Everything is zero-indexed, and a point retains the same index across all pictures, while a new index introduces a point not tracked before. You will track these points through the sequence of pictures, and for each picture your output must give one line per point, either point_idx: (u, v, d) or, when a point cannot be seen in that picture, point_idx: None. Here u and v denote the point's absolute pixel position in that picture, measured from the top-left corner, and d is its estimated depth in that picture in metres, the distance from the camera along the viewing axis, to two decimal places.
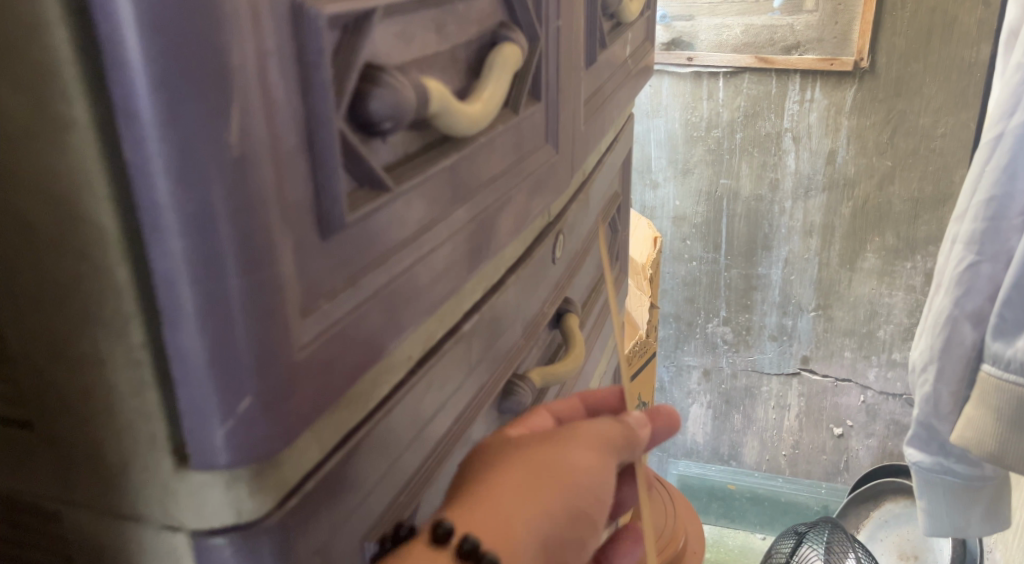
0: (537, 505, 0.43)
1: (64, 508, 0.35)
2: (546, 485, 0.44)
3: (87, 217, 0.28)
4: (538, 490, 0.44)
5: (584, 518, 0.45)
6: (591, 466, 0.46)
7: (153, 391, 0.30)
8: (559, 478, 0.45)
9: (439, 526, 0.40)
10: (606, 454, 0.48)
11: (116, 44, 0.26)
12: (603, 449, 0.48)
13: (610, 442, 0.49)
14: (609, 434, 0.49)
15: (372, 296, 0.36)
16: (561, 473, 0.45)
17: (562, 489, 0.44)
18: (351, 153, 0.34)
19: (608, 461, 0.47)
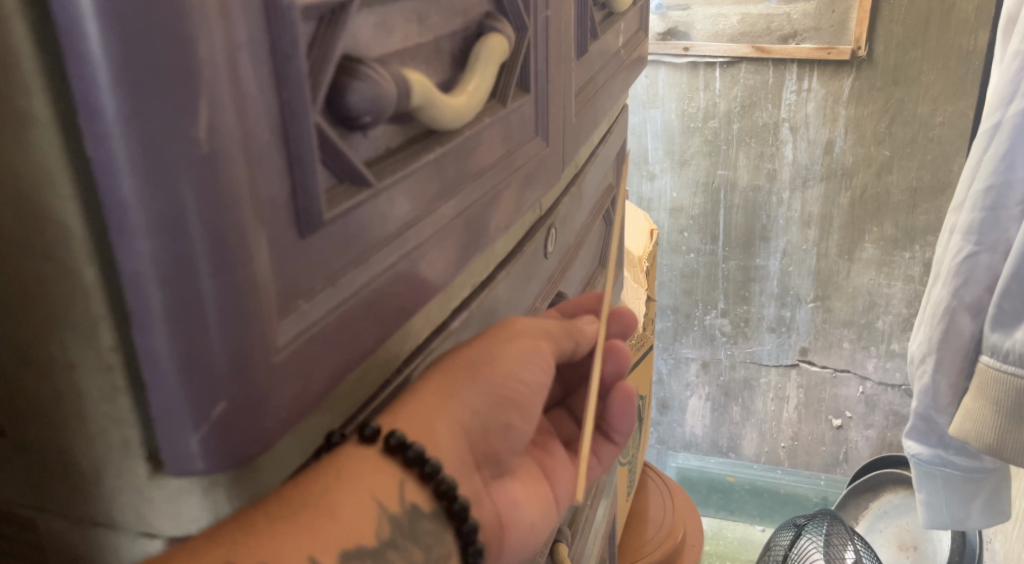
0: (465, 394, 0.44)
1: (40, 515, 0.34)
2: (477, 375, 0.44)
3: (51, 217, 0.27)
4: (468, 378, 0.44)
5: (510, 404, 0.46)
6: (523, 360, 0.47)
7: (125, 397, 0.29)
8: (493, 370, 0.45)
9: (367, 426, 0.38)
10: (541, 349, 0.48)
11: (76, 38, 0.25)
12: (538, 345, 0.48)
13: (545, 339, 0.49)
14: (544, 329, 0.50)
15: (353, 294, 0.35)
16: (493, 366, 0.45)
17: (491, 380, 0.45)
18: (328, 149, 0.33)
19: (541, 355, 0.48)
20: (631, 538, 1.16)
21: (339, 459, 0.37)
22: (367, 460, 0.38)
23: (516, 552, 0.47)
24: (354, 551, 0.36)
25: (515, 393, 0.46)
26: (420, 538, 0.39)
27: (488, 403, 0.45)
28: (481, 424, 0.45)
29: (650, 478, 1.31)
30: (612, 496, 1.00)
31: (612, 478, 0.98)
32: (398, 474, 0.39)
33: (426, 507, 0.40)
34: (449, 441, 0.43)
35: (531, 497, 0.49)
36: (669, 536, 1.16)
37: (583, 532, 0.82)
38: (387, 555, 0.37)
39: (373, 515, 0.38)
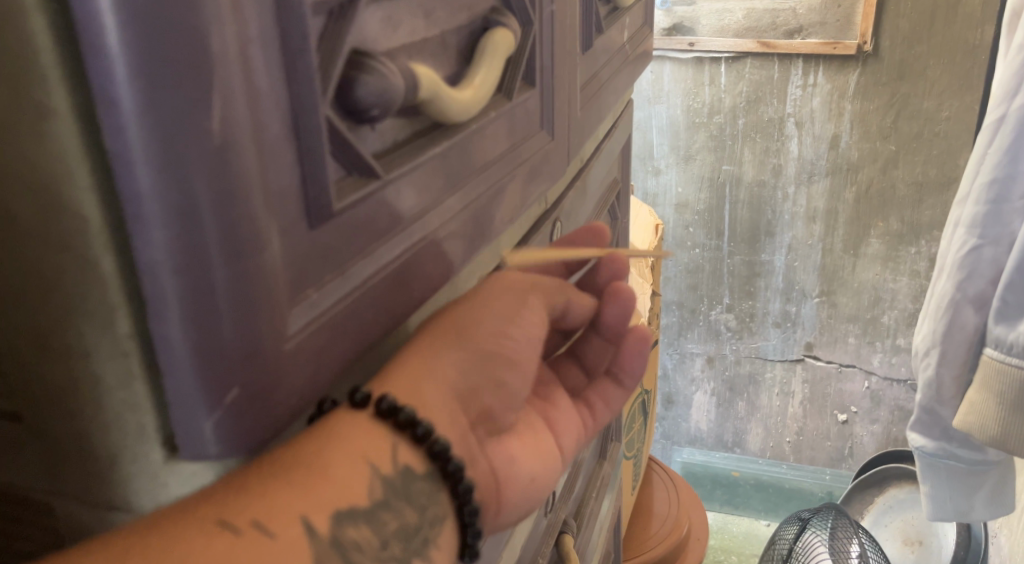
0: (448, 356, 0.44)
1: (56, 501, 0.35)
2: (463, 336, 0.45)
3: (69, 206, 0.28)
4: (450, 343, 0.44)
5: (495, 360, 0.47)
6: (502, 318, 0.47)
7: (142, 383, 0.30)
8: (479, 329, 0.46)
9: (357, 393, 0.39)
10: (525, 305, 0.49)
11: (94, 32, 0.26)
12: (520, 300, 0.49)
13: (530, 293, 0.50)
14: (526, 281, 0.50)
15: (361, 283, 0.35)
16: (479, 324, 0.46)
17: (477, 339, 0.45)
18: (338, 142, 0.33)
19: (527, 310, 0.49)
20: (636, 532, 1.16)
21: (328, 424, 0.38)
22: (359, 423, 0.39)
23: (516, 506, 0.48)
24: (348, 511, 0.36)
25: (502, 348, 0.47)
26: (414, 498, 0.40)
27: (476, 361, 0.46)
28: (472, 381, 0.45)
29: (654, 472, 1.31)
30: (616, 490, 1.00)
31: (617, 472, 0.98)
32: (390, 437, 0.40)
33: (419, 468, 0.41)
34: (441, 403, 0.43)
35: (527, 453, 0.50)
36: (673, 531, 1.16)
37: (588, 524, 0.82)
38: (381, 516, 0.38)
39: (365, 477, 0.38)
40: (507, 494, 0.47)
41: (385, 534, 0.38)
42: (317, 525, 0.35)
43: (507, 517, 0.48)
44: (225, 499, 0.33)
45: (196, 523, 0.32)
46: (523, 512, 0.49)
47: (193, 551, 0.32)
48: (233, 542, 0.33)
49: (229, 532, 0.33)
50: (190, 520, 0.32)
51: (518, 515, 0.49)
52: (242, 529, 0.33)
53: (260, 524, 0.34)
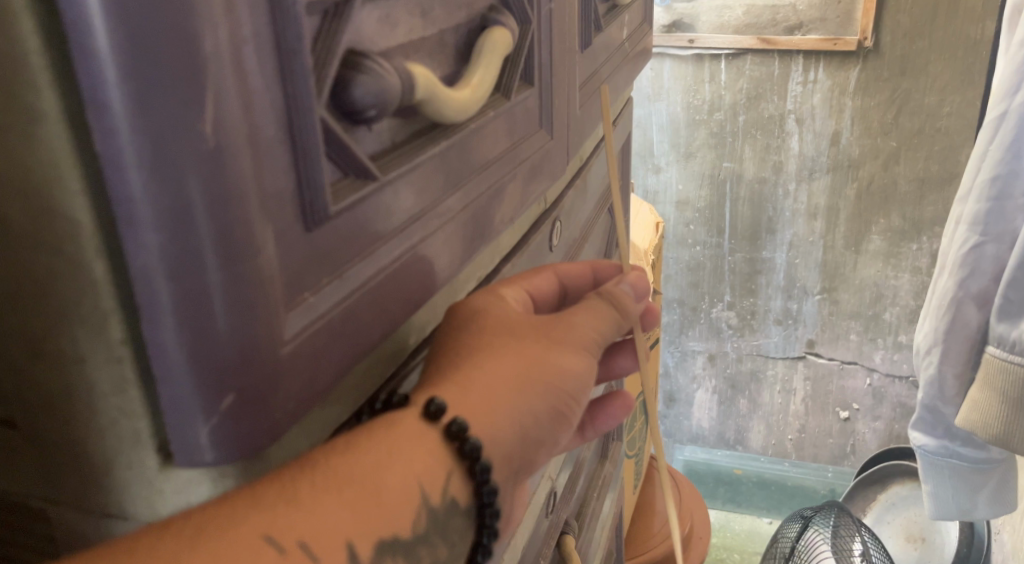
0: (526, 397, 0.42)
1: (51, 507, 0.35)
2: (543, 377, 0.42)
3: (61, 212, 0.28)
4: (530, 381, 0.42)
5: (563, 414, 0.44)
6: (580, 370, 0.44)
7: (136, 389, 0.30)
8: (555, 379, 0.43)
9: (432, 403, 0.38)
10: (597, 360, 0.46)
11: (84, 35, 0.25)
12: (592, 353, 0.46)
13: (601, 346, 0.47)
14: (604, 335, 0.47)
15: (358, 289, 0.35)
16: (557, 371, 0.43)
17: (555, 389, 0.43)
18: (333, 142, 0.33)
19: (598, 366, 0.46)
20: (638, 531, 1.16)
21: (393, 433, 0.37)
22: (420, 441, 0.38)
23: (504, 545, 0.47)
24: (390, 542, 0.35)
25: (571, 405, 0.44)
26: (447, 533, 0.38)
27: (546, 415, 0.42)
28: (539, 435, 0.42)
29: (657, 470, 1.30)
30: (618, 490, 0.99)
31: (619, 472, 0.97)
32: (447, 463, 0.38)
33: (463, 503, 0.39)
34: (501, 447, 0.40)
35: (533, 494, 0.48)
36: (675, 529, 1.16)
37: (590, 524, 0.82)
38: (418, 551, 0.36)
39: (415, 503, 0.36)
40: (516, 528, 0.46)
41: None
42: (359, 551, 0.34)
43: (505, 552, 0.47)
44: (277, 515, 0.32)
45: (244, 531, 0.31)
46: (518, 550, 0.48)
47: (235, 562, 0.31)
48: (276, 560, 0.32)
49: (275, 550, 0.32)
50: (239, 528, 0.31)
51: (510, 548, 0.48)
52: (287, 549, 0.32)
53: (306, 546, 0.32)
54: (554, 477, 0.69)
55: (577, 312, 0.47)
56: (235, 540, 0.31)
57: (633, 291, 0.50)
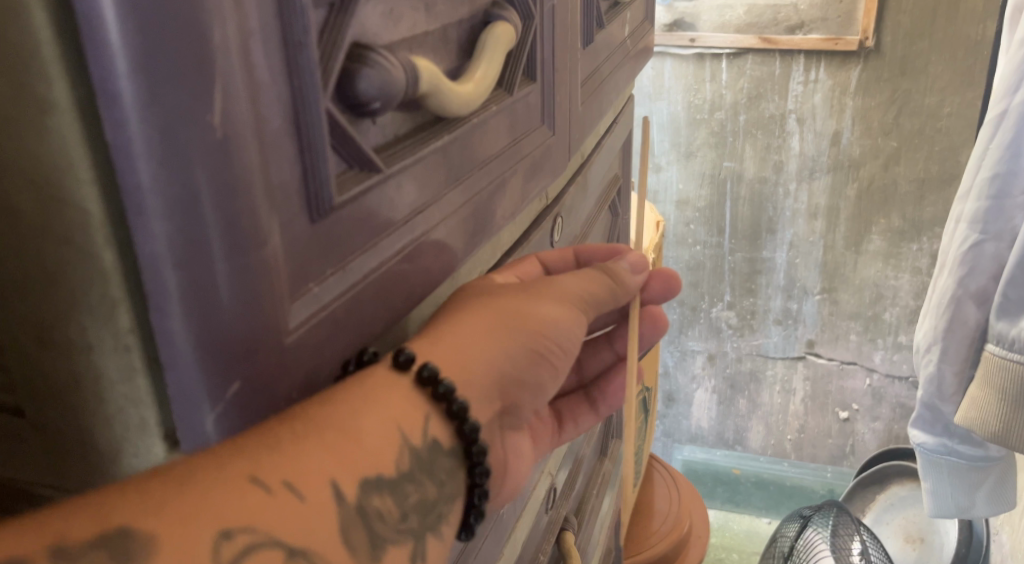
0: (503, 345, 0.45)
1: (56, 495, 0.35)
2: (521, 328, 0.46)
3: (71, 201, 0.28)
4: (507, 332, 0.45)
5: (542, 359, 0.47)
6: (560, 319, 0.48)
7: (143, 378, 0.30)
8: (530, 327, 0.46)
9: (401, 352, 0.39)
10: (576, 311, 0.50)
11: (96, 28, 0.26)
12: (574, 306, 0.50)
13: (584, 301, 0.51)
14: (586, 290, 0.51)
15: (362, 279, 0.35)
16: (536, 322, 0.47)
17: (533, 338, 0.46)
18: (338, 134, 0.33)
19: (576, 317, 0.50)
20: (636, 531, 1.16)
21: (365, 383, 0.37)
22: (396, 387, 0.39)
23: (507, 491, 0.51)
24: (375, 480, 0.36)
25: (548, 351, 0.48)
26: (435, 473, 0.40)
27: (519, 359, 0.46)
28: (517, 377, 0.46)
29: (656, 470, 1.30)
30: (618, 488, 0.99)
31: (618, 469, 0.98)
32: (424, 407, 0.40)
33: (445, 444, 0.41)
34: (478, 388, 0.43)
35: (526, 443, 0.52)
36: (674, 528, 1.16)
37: (590, 521, 0.82)
38: (404, 489, 0.37)
39: (395, 444, 0.38)
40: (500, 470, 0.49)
41: (406, 506, 0.37)
42: (346, 491, 0.34)
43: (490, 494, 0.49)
44: (263, 456, 0.32)
45: (229, 477, 0.31)
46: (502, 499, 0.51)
47: (222, 502, 0.31)
48: (264, 500, 0.32)
49: (260, 490, 0.32)
50: (225, 471, 0.31)
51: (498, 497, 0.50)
52: (272, 488, 0.32)
53: (291, 485, 0.33)
54: (555, 472, 0.69)
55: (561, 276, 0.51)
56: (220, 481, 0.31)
57: (631, 267, 0.56)
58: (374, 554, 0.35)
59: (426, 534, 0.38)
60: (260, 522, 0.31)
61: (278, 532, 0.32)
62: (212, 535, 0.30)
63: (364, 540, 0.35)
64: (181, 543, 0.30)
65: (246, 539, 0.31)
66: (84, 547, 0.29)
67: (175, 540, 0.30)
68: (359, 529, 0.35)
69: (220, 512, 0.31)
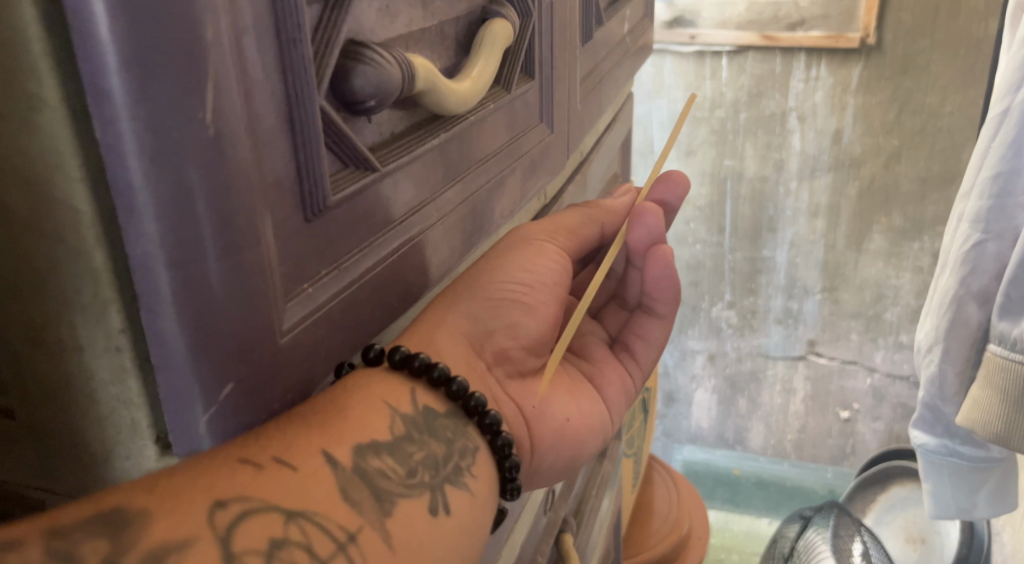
0: (461, 306, 0.46)
1: (48, 497, 0.35)
2: (476, 286, 0.47)
3: (61, 201, 0.28)
4: (463, 295, 0.46)
5: (513, 303, 0.48)
6: (523, 263, 0.49)
7: (136, 379, 0.30)
8: (490, 282, 0.47)
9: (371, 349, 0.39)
10: (548, 245, 0.50)
11: (84, 22, 0.25)
12: (544, 245, 0.50)
13: (553, 239, 0.51)
14: (552, 228, 0.52)
15: (358, 277, 0.35)
16: (493, 274, 0.47)
17: (491, 288, 0.47)
18: (332, 133, 0.33)
19: (548, 250, 0.50)
20: (636, 531, 1.16)
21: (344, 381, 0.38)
22: (375, 374, 0.40)
23: (559, 449, 0.50)
24: (369, 445, 0.37)
25: (526, 296, 0.48)
26: (437, 432, 0.41)
27: (490, 312, 0.47)
28: (490, 325, 0.47)
29: (656, 470, 1.30)
30: (617, 488, 0.99)
31: (618, 470, 0.98)
32: (407, 383, 0.41)
33: (441, 408, 0.42)
34: (456, 352, 0.45)
35: (565, 399, 0.51)
36: (674, 529, 1.16)
37: (589, 523, 0.82)
38: (405, 448, 0.39)
39: (386, 416, 0.39)
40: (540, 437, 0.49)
41: (413, 463, 0.39)
42: (337, 458, 0.36)
43: (544, 460, 0.50)
44: (249, 440, 0.33)
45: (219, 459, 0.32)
46: (563, 463, 0.51)
47: (214, 477, 0.32)
48: (256, 475, 0.33)
49: (252, 467, 0.33)
50: (218, 454, 0.32)
51: (556, 464, 0.50)
52: (264, 464, 0.33)
53: (282, 458, 0.34)
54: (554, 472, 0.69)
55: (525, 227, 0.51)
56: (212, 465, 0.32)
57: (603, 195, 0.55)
58: (381, 508, 0.35)
59: (443, 485, 0.39)
60: (256, 492, 0.32)
61: (276, 499, 0.33)
62: (206, 505, 0.31)
63: (368, 496, 0.35)
64: (177, 519, 0.30)
65: (241, 505, 0.32)
66: (77, 529, 0.29)
67: (171, 516, 0.30)
68: (360, 489, 0.35)
69: (214, 485, 0.32)
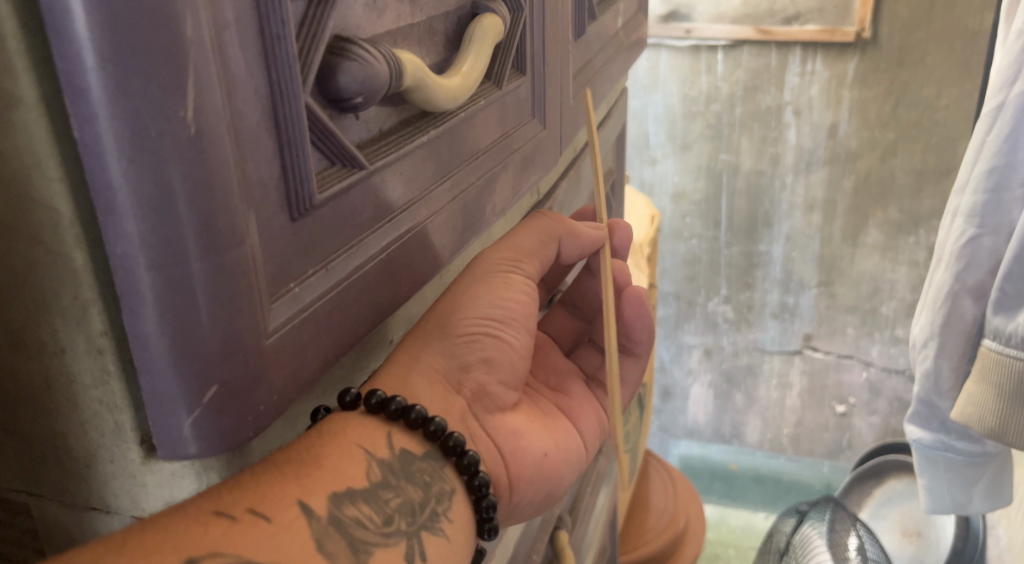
0: (432, 351, 0.45)
1: (33, 501, 0.35)
2: (448, 326, 0.45)
3: (40, 201, 0.27)
4: (434, 338, 0.45)
5: (484, 339, 0.46)
6: (491, 296, 0.47)
7: (118, 381, 0.30)
8: (461, 319, 0.46)
9: (347, 393, 0.40)
10: (515, 275, 0.48)
11: (62, 19, 0.25)
12: (514, 272, 0.48)
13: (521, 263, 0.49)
14: (520, 250, 0.49)
15: (345, 280, 0.34)
16: (463, 312, 0.46)
17: (463, 326, 0.46)
18: (318, 129, 0.32)
19: (516, 281, 0.48)
20: (632, 527, 1.16)
21: (323, 432, 0.38)
22: (354, 417, 0.40)
23: (538, 487, 0.49)
24: (346, 492, 0.37)
25: (498, 330, 0.47)
26: (415, 477, 0.40)
27: (463, 348, 0.46)
28: (463, 364, 0.46)
29: (652, 466, 1.29)
30: (612, 484, 0.99)
31: (613, 466, 0.97)
32: (385, 426, 0.41)
33: (418, 450, 0.42)
34: (433, 392, 0.44)
35: (544, 434, 0.50)
36: (670, 525, 1.16)
37: (584, 520, 0.81)
38: (382, 495, 0.38)
39: (362, 461, 0.38)
40: (520, 475, 0.48)
41: (389, 510, 0.38)
42: (314, 507, 0.35)
43: (523, 496, 0.49)
44: (224, 494, 0.33)
45: (192, 514, 0.32)
46: (541, 497, 0.50)
47: (186, 533, 0.31)
48: (229, 530, 0.32)
49: (226, 519, 0.32)
50: (189, 511, 0.32)
51: (535, 499, 0.49)
52: (238, 517, 0.33)
53: (256, 510, 0.33)
54: None
55: (492, 252, 0.49)
56: (184, 520, 0.32)
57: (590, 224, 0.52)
58: (357, 559, 0.35)
59: (419, 533, 0.39)
60: (229, 549, 0.32)
61: (250, 554, 0.32)
62: (178, 563, 0.31)
63: (344, 546, 0.35)
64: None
65: None
66: None
67: None
68: (336, 539, 0.35)
69: (186, 543, 0.31)
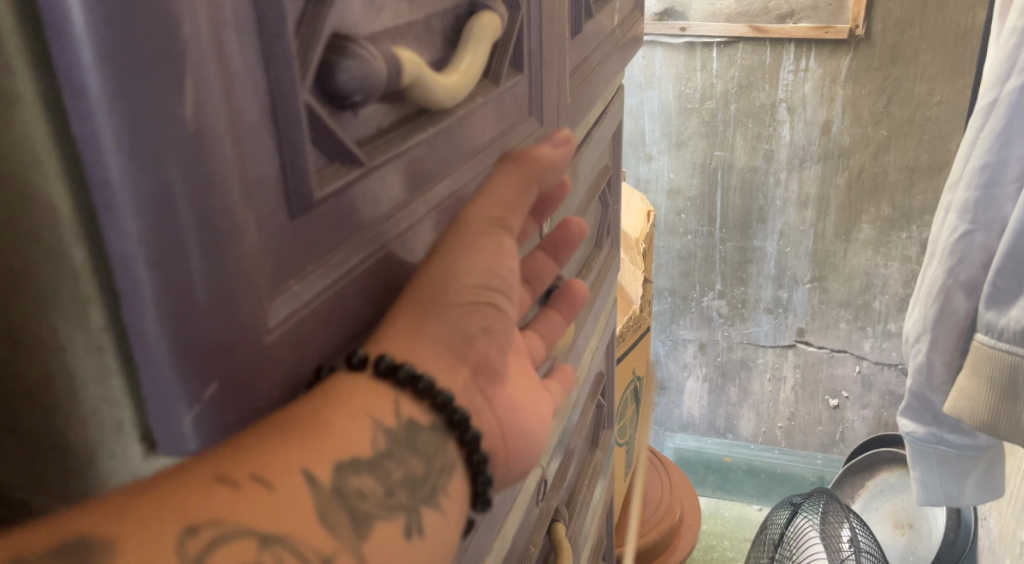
0: (433, 324, 0.41)
1: (33, 498, 0.35)
2: (442, 297, 0.41)
3: (37, 197, 0.27)
4: (435, 309, 0.41)
5: (483, 305, 0.43)
6: (484, 261, 0.43)
7: (118, 377, 0.30)
8: (458, 287, 0.42)
9: (354, 354, 0.37)
10: (505, 238, 0.45)
11: (59, 16, 0.25)
12: (503, 234, 0.45)
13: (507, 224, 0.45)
14: (505, 207, 0.45)
15: (346, 275, 0.35)
16: (459, 279, 0.42)
17: (461, 293, 0.42)
18: (318, 127, 0.32)
19: (507, 245, 0.45)
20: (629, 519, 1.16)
21: (326, 398, 0.35)
22: (360, 380, 0.37)
23: (529, 461, 0.47)
24: (350, 462, 0.35)
25: (495, 298, 0.44)
26: (420, 448, 0.39)
27: (465, 318, 0.42)
28: (464, 334, 0.42)
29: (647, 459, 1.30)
30: (608, 478, 0.99)
31: (608, 459, 0.97)
32: (392, 393, 0.39)
33: (425, 421, 0.40)
34: (437, 363, 0.41)
35: (537, 409, 0.48)
36: (666, 517, 1.16)
37: (580, 513, 0.81)
38: (386, 466, 0.37)
39: (367, 429, 0.37)
40: (516, 452, 0.46)
41: (392, 483, 0.36)
42: (318, 476, 0.34)
43: (515, 471, 0.47)
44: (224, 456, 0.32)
45: (193, 478, 0.31)
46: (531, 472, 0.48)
47: (184, 498, 0.30)
48: (232, 496, 0.31)
49: (228, 486, 0.31)
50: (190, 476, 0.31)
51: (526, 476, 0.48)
52: (242, 484, 0.32)
53: (259, 476, 0.32)
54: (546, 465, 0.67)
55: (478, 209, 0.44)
56: (182, 485, 0.31)
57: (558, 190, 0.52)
58: (357, 532, 0.34)
59: (419, 507, 0.37)
60: (229, 517, 0.31)
61: (250, 523, 0.31)
62: (177, 531, 0.29)
63: (346, 519, 0.34)
64: (145, 541, 0.29)
65: (212, 532, 0.30)
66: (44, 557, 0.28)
67: (137, 540, 0.29)
68: (339, 510, 0.34)
69: (186, 509, 0.30)
